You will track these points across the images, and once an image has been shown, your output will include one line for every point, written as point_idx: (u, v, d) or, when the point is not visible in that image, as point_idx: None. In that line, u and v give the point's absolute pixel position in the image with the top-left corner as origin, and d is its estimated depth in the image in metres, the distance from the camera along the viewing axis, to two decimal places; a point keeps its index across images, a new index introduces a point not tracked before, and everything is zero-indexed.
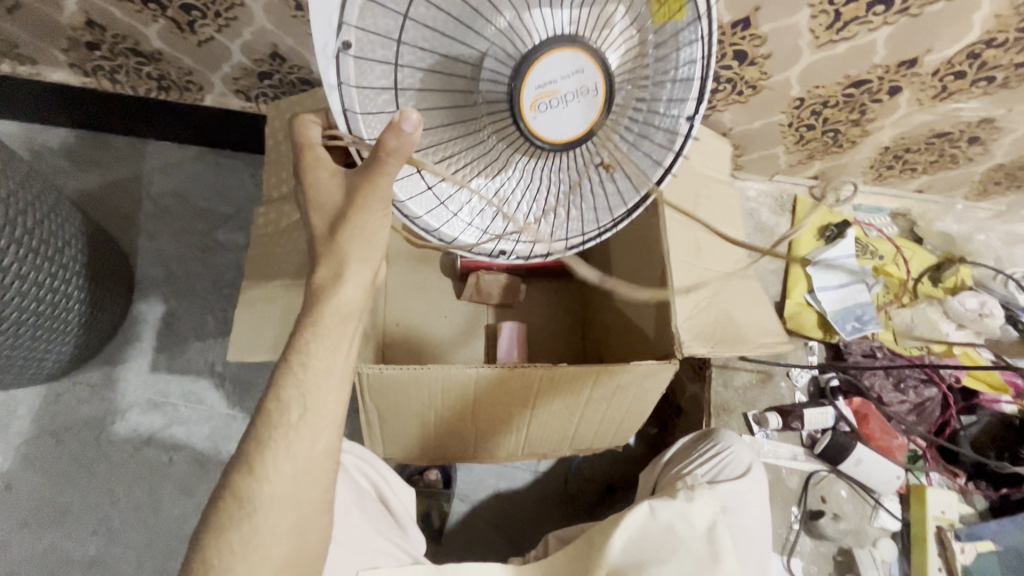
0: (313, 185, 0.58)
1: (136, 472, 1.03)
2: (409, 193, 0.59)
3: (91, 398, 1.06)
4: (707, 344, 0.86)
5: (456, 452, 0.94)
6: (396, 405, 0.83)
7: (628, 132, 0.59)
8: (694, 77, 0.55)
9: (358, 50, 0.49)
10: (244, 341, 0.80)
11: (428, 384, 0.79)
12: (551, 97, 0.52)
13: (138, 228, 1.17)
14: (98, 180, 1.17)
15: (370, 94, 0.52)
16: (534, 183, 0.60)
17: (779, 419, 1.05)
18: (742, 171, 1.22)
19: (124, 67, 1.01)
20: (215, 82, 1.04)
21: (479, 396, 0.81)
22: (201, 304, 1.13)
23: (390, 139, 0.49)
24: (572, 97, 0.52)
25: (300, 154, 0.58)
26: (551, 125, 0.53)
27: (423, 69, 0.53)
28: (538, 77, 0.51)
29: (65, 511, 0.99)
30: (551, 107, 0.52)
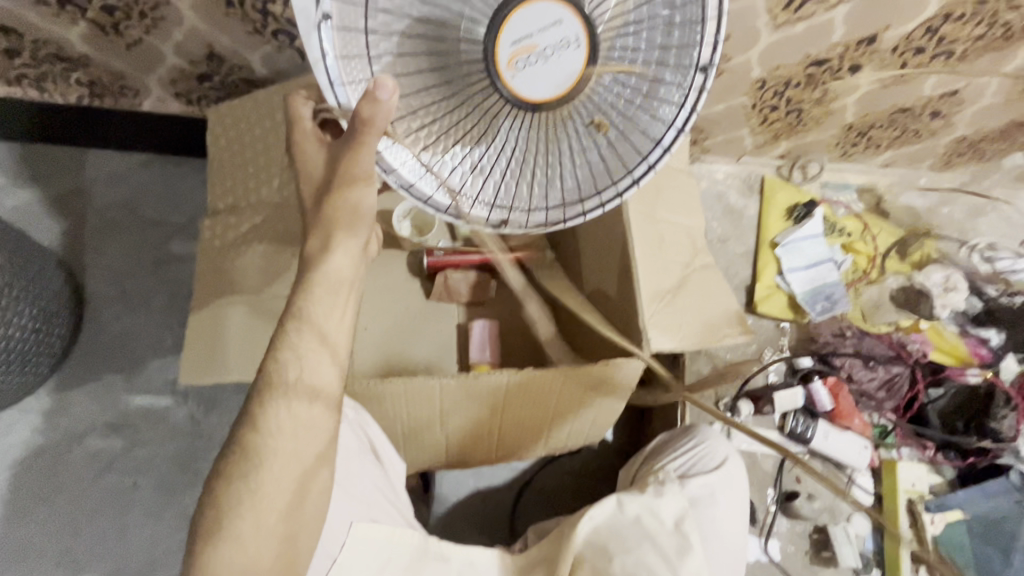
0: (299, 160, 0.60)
1: (99, 499, 0.99)
2: (399, 159, 0.56)
3: (46, 426, 1.01)
4: (676, 337, 0.85)
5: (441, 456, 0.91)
6: (376, 411, 0.81)
7: (632, 82, 0.55)
8: (700, 19, 0.51)
9: (339, 21, 0.48)
10: (199, 362, 0.77)
11: (408, 393, 0.77)
12: (529, 53, 0.49)
13: (83, 244, 1.11)
14: (35, 196, 1.11)
15: (353, 63, 0.50)
16: (522, 146, 0.56)
17: (750, 406, 1.07)
18: (708, 154, 1.21)
19: (50, 74, 0.95)
20: (152, 86, 0.97)
21: (452, 403, 0.79)
22: (158, 320, 1.09)
23: (365, 108, 0.48)
24: (552, 52, 0.49)
25: (290, 129, 0.61)
26: (530, 83, 0.50)
27: (401, 34, 0.50)
28: (514, 31, 0.48)
29: (27, 544, 0.96)
30: (530, 65, 0.49)
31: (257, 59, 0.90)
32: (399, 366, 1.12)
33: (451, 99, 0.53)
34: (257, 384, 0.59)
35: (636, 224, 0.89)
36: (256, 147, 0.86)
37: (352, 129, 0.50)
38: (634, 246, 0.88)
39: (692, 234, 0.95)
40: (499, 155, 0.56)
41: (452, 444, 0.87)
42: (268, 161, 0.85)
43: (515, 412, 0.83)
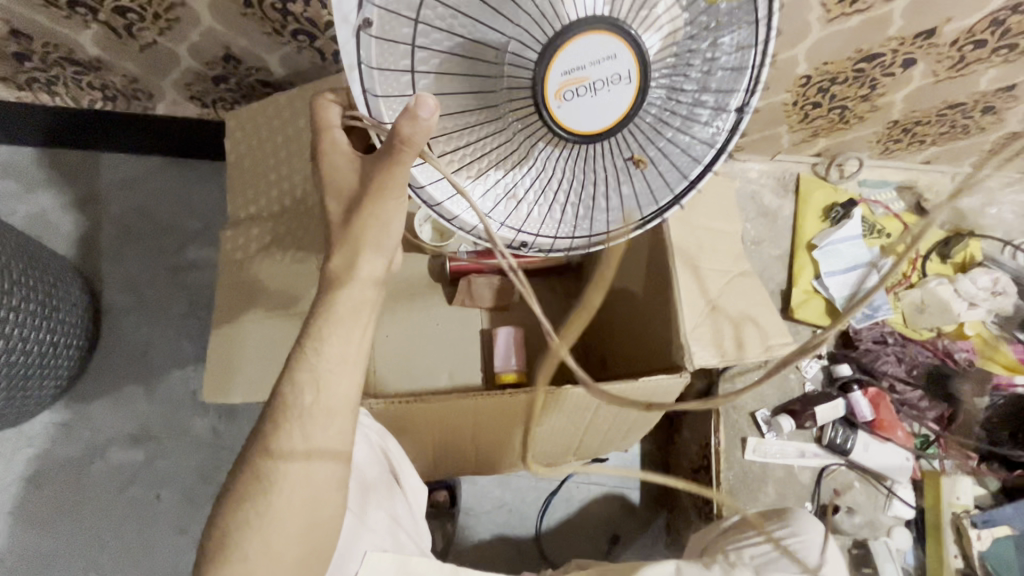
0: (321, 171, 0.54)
1: (123, 512, 0.98)
2: (429, 176, 0.51)
3: (68, 438, 0.99)
4: (718, 352, 0.81)
5: (468, 464, 0.90)
6: (407, 422, 0.79)
7: (672, 120, 0.51)
8: (745, 66, 0.48)
9: (378, 28, 0.43)
10: (225, 382, 0.74)
11: (434, 408, 0.75)
12: (579, 85, 0.44)
13: (99, 251, 1.08)
14: (49, 202, 1.08)
15: (390, 77, 0.45)
16: (557, 176, 0.52)
17: (791, 422, 1.01)
18: (742, 152, 1.16)
19: (61, 78, 0.91)
20: (166, 89, 0.94)
21: (485, 415, 0.77)
22: (177, 329, 1.06)
23: (404, 125, 0.43)
24: (601, 86, 0.44)
25: (316, 138, 0.53)
26: (577, 116, 0.45)
27: (445, 52, 0.46)
28: (565, 60, 0.43)
29: (52, 559, 0.95)
30: (577, 97, 0.45)
31: (275, 60, 0.86)
32: (421, 376, 1.09)
33: (495, 119, 0.49)
34: (289, 415, 0.56)
35: (674, 233, 0.85)
36: (277, 154, 0.82)
37: (388, 145, 0.45)
38: (673, 258, 0.84)
39: (732, 241, 0.91)
40: (533, 180, 0.52)
41: (477, 453, 0.86)
42: (289, 169, 0.81)
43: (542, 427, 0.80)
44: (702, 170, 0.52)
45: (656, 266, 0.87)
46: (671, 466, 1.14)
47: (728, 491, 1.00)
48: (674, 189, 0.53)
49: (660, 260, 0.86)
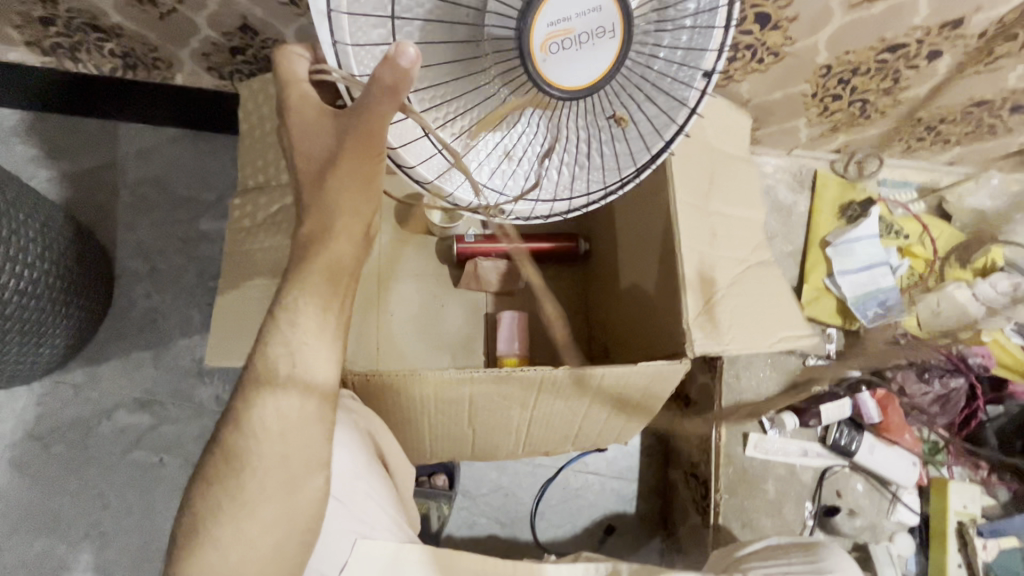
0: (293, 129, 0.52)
1: (127, 473, 1.00)
2: (403, 139, 0.53)
3: (76, 398, 1.01)
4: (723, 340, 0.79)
5: (465, 451, 0.88)
6: (400, 404, 0.78)
7: (648, 81, 0.53)
8: (715, 25, 0.50)
9: None
10: (226, 345, 0.75)
11: (427, 387, 0.73)
12: (564, 37, 0.46)
13: (115, 218, 1.10)
14: (70, 168, 1.10)
15: (362, 23, 0.46)
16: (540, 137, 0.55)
17: (795, 419, 0.99)
18: (758, 145, 1.13)
19: (84, 44, 0.93)
20: (185, 60, 0.95)
21: (480, 398, 0.75)
22: (187, 297, 1.08)
23: (384, 73, 0.43)
24: (587, 40, 0.46)
25: (283, 90, 0.52)
26: (562, 70, 0.47)
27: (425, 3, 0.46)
28: (551, 11, 0.45)
29: (56, 515, 0.97)
30: (564, 49, 0.46)
31: (291, 32, 0.86)
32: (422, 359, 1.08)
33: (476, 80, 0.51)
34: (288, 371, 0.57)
35: (682, 217, 0.84)
36: None
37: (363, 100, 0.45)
38: (679, 242, 0.82)
39: (749, 228, 0.89)
40: (515, 141, 0.55)
41: (473, 440, 0.85)
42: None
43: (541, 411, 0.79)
44: (677, 131, 0.54)
45: (662, 253, 0.86)
46: (671, 460, 1.13)
47: (727, 486, 0.98)
48: (650, 148, 0.55)
49: (667, 246, 0.84)
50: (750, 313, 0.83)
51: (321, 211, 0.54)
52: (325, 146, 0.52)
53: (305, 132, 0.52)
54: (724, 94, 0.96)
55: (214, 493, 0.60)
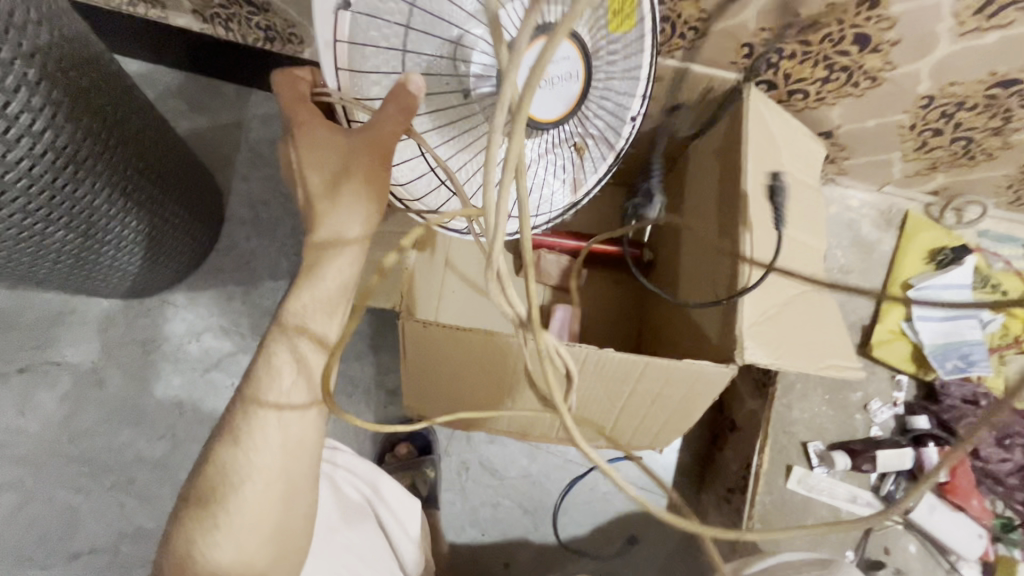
0: (306, 145, 0.60)
1: (203, 390, 1.12)
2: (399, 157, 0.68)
3: (174, 318, 1.15)
4: (775, 355, 0.77)
5: (500, 421, 0.93)
6: (446, 363, 0.82)
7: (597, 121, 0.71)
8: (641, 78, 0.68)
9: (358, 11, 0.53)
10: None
11: (476, 347, 0.77)
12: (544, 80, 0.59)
13: (233, 169, 1.26)
14: (205, 123, 1.27)
15: (362, 53, 0.56)
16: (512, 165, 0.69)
17: (847, 461, 0.94)
18: (845, 177, 1.10)
19: (238, 16, 1.08)
20: (315, 37, 1.08)
21: (523, 366, 0.79)
22: (279, 247, 1.21)
23: (402, 96, 0.55)
24: (557, 83, 0.60)
25: (292, 109, 0.60)
26: (543, 108, 0.61)
27: (425, 55, 0.58)
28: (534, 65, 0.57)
29: (140, 415, 1.10)
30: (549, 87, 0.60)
31: None
32: None
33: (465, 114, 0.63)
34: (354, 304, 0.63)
35: (752, 229, 0.83)
36: None
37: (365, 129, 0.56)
38: (744, 252, 0.81)
39: (808, 254, 0.88)
40: None
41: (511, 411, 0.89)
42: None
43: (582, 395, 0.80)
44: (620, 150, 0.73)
45: (725, 260, 0.86)
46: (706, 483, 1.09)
47: (761, 516, 0.94)
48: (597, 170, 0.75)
49: (732, 254, 0.84)
50: (802, 336, 0.81)
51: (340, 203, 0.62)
52: (331, 162, 0.60)
53: (318, 151, 0.60)
54: (814, 118, 0.95)
55: (280, 399, 0.68)
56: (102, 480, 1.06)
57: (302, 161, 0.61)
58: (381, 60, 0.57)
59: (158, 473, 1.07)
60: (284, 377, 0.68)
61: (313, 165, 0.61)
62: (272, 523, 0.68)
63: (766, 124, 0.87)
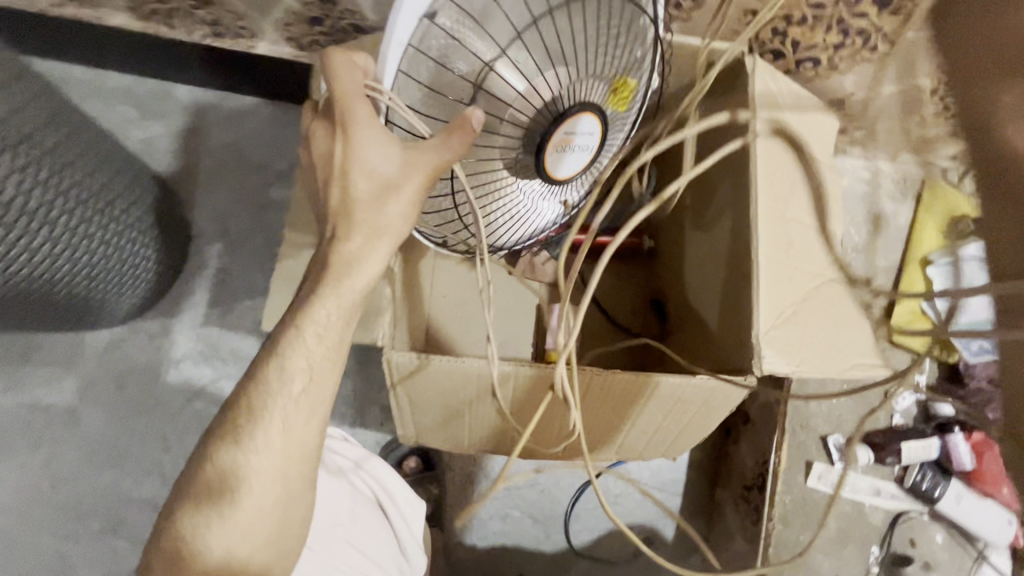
0: (358, 144, 0.55)
1: (189, 421, 1.06)
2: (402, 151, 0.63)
3: (149, 346, 1.08)
4: (795, 361, 0.71)
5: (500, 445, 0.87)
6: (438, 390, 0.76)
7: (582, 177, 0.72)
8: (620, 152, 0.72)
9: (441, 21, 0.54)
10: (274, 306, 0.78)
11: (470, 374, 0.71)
12: (566, 143, 0.60)
13: (195, 179, 1.16)
14: (160, 130, 1.17)
15: (422, 66, 0.55)
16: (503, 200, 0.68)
17: (869, 454, 0.90)
18: (857, 146, 1.02)
19: (178, 11, 0.97)
20: (267, 28, 0.97)
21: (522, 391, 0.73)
22: (254, 261, 1.13)
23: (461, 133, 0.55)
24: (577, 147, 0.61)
25: (346, 104, 0.53)
26: (556, 164, 0.61)
27: (476, 86, 0.58)
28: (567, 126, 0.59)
29: (125, 452, 1.04)
30: (563, 153, 0.61)
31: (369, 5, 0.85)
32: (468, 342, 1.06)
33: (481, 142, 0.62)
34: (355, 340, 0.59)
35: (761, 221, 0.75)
36: None
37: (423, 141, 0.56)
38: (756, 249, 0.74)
39: (829, 242, 0.79)
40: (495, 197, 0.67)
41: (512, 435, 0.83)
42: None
43: (588, 419, 0.73)
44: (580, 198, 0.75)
45: (738, 256, 0.78)
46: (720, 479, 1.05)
47: (781, 516, 0.90)
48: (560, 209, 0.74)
49: (744, 251, 0.76)
50: (822, 338, 0.74)
51: (381, 208, 0.58)
52: (382, 165, 0.56)
53: (372, 156, 0.56)
54: (825, 87, 0.86)
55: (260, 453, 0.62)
56: (91, 523, 1.01)
57: (348, 158, 0.56)
58: (432, 78, 0.57)
59: (150, 511, 1.02)
60: (285, 389, 0.61)
61: (362, 164, 0.56)
62: (268, 533, 0.61)
63: (779, 106, 0.78)
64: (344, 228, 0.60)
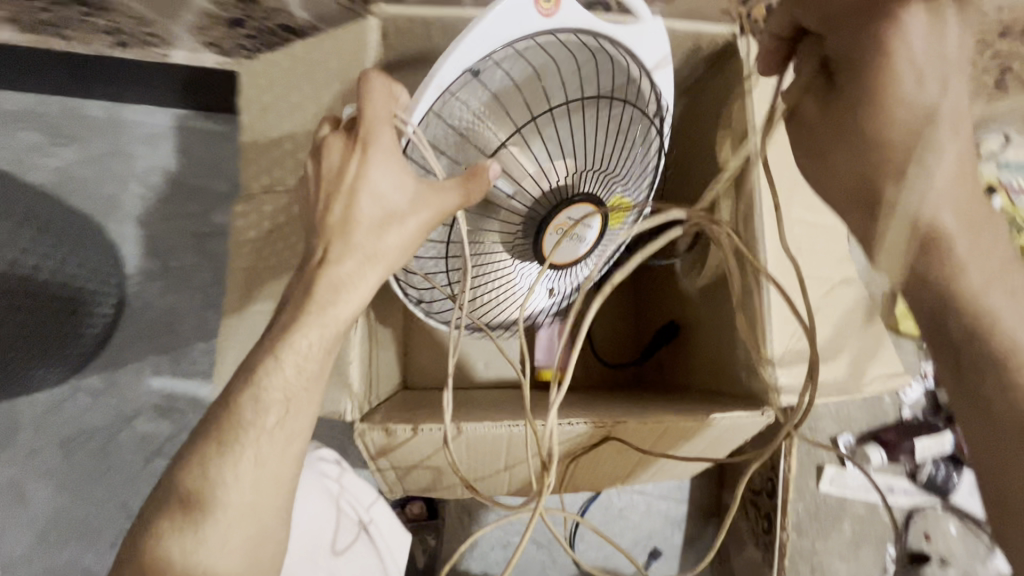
0: (369, 168, 0.49)
1: (151, 483, 0.96)
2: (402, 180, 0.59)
3: (95, 406, 0.97)
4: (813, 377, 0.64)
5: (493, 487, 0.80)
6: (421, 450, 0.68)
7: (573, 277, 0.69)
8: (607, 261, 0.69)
9: (484, 78, 0.56)
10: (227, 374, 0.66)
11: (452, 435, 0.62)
12: (563, 227, 0.60)
13: (123, 211, 1.02)
14: (75, 157, 1.02)
15: (455, 112, 0.57)
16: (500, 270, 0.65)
17: (882, 455, 0.86)
18: None
19: (70, 20, 0.81)
20: (181, 34, 0.83)
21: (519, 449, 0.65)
22: (204, 298, 1.01)
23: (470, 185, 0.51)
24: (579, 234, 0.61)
25: (372, 128, 0.48)
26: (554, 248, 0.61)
27: (493, 148, 0.59)
28: (572, 210, 0.59)
29: (83, 525, 0.94)
30: (562, 237, 0.60)
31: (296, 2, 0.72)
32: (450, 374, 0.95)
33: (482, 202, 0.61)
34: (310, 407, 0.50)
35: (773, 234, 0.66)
36: (289, 114, 0.69)
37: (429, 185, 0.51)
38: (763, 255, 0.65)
39: (828, 243, 0.74)
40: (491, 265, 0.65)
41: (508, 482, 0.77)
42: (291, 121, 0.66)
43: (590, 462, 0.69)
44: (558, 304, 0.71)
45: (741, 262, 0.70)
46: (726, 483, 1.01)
47: (795, 525, 0.87)
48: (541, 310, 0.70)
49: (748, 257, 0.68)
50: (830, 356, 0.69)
51: (379, 237, 0.50)
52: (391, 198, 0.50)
53: (382, 184, 0.49)
54: None
55: None
56: None
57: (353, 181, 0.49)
58: (456, 130, 0.58)
59: None
60: (259, 425, 0.49)
61: (368, 187, 0.49)
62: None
63: None
64: (334, 248, 0.50)
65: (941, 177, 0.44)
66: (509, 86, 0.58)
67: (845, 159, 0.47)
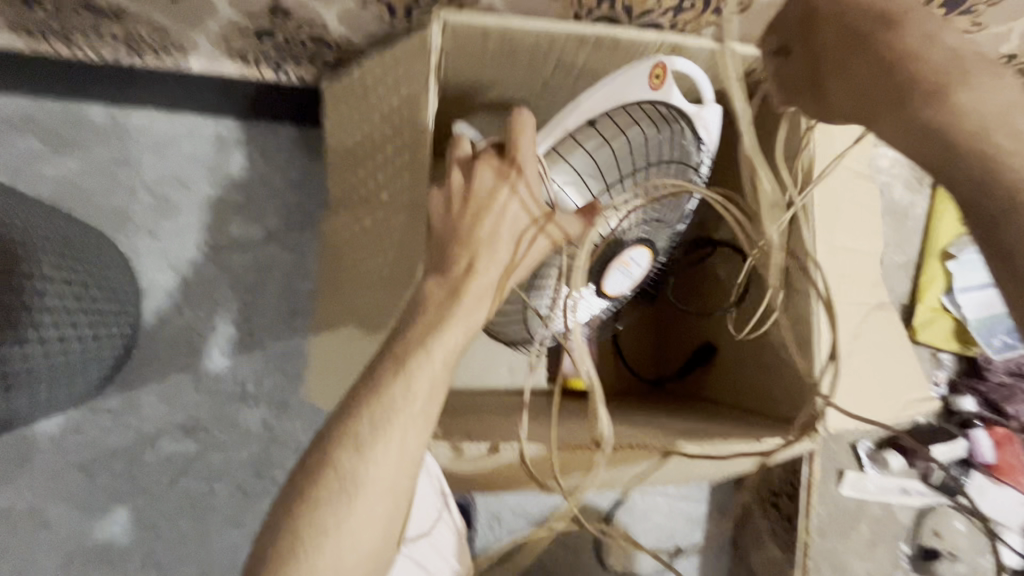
0: (494, 189, 0.58)
1: (178, 503, 0.95)
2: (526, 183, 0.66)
3: (115, 426, 0.94)
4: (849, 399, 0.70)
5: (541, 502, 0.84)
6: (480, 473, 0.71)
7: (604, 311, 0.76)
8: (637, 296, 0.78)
9: (605, 126, 0.67)
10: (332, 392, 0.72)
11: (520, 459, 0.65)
12: (624, 263, 0.67)
13: (134, 223, 0.98)
14: (77, 166, 0.96)
15: (578, 151, 0.68)
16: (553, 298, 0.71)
17: (899, 459, 0.90)
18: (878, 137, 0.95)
19: (79, 26, 0.76)
20: (202, 43, 0.78)
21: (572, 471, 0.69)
22: (224, 313, 0.98)
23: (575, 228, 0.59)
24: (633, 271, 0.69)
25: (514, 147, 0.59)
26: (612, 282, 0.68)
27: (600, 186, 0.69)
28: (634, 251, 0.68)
29: (109, 547, 0.92)
30: (619, 272, 0.68)
31: (335, 17, 0.69)
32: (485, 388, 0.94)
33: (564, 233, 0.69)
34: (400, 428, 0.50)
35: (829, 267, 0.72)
36: None
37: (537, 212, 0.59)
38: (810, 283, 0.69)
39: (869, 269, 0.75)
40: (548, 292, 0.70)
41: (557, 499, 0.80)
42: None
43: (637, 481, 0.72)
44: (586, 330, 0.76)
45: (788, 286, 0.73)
46: (745, 485, 1.05)
47: (817, 528, 0.91)
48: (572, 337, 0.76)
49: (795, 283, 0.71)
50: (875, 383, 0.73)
51: (494, 244, 0.57)
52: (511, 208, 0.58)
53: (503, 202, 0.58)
54: None
55: None
56: None
57: (478, 198, 0.58)
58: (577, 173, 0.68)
59: None
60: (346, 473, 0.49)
61: (487, 203, 0.57)
62: None
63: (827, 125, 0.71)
64: (460, 249, 0.56)
65: (983, 110, 0.41)
66: (628, 139, 0.68)
67: (885, 124, 0.45)
